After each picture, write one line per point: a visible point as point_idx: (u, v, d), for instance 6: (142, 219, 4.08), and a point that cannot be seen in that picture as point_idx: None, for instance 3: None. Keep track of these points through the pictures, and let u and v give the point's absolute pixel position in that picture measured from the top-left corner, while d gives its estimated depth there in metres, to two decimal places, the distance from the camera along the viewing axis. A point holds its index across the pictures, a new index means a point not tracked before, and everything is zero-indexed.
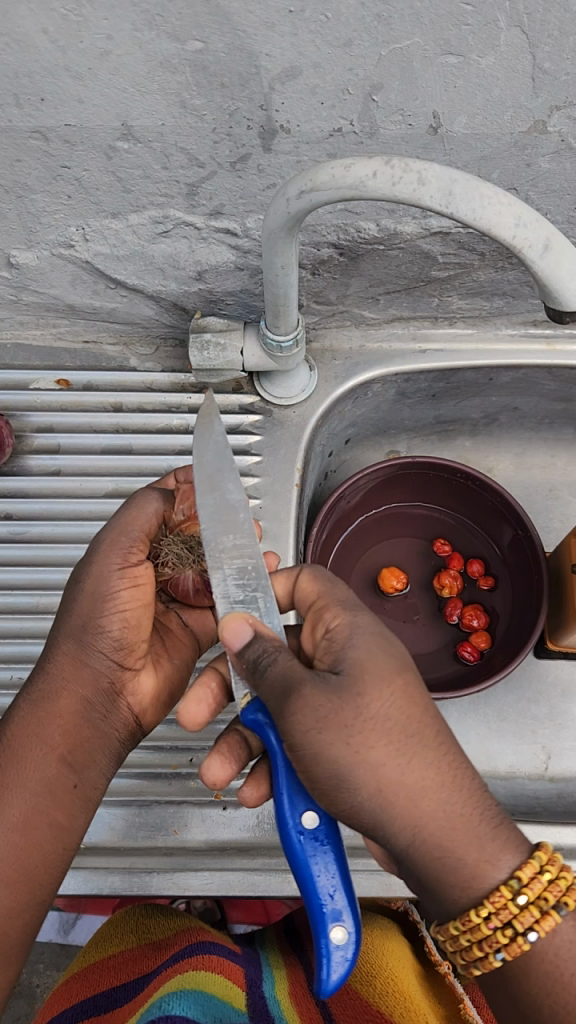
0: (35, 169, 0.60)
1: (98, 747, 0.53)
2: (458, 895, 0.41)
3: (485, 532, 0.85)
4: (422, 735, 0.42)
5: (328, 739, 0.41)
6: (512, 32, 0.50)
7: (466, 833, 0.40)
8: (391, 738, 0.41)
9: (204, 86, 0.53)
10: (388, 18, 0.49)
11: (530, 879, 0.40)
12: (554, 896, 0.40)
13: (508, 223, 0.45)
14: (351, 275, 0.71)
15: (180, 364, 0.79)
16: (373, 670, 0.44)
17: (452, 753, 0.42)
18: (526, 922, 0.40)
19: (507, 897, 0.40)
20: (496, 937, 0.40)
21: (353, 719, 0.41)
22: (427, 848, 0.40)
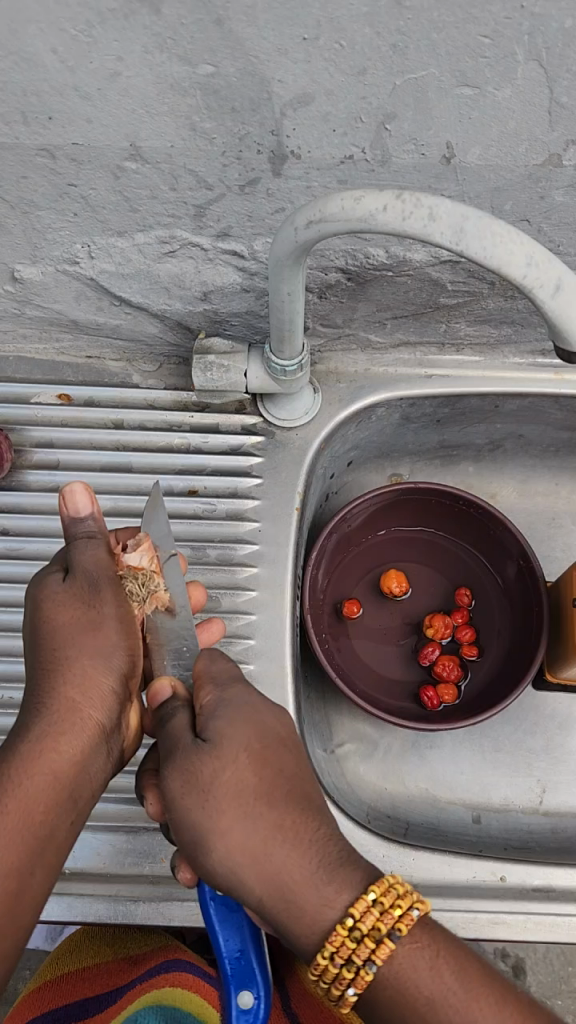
0: (41, 187, 0.59)
1: (94, 780, 0.48)
2: (309, 942, 0.43)
3: (491, 566, 0.83)
4: (264, 796, 0.46)
5: (189, 802, 0.47)
6: (530, 67, 0.49)
7: (304, 877, 0.43)
8: (235, 798, 0.46)
9: (214, 109, 0.52)
10: (404, 50, 0.48)
11: (360, 913, 0.41)
12: (386, 923, 0.41)
13: (520, 261, 0.44)
14: (358, 300, 0.70)
15: (183, 383, 0.79)
16: (228, 736, 0.48)
17: (296, 811, 0.46)
18: (361, 955, 0.41)
19: (341, 933, 0.41)
20: (342, 972, 0.42)
21: (209, 780, 0.47)
22: (272, 899, 0.44)
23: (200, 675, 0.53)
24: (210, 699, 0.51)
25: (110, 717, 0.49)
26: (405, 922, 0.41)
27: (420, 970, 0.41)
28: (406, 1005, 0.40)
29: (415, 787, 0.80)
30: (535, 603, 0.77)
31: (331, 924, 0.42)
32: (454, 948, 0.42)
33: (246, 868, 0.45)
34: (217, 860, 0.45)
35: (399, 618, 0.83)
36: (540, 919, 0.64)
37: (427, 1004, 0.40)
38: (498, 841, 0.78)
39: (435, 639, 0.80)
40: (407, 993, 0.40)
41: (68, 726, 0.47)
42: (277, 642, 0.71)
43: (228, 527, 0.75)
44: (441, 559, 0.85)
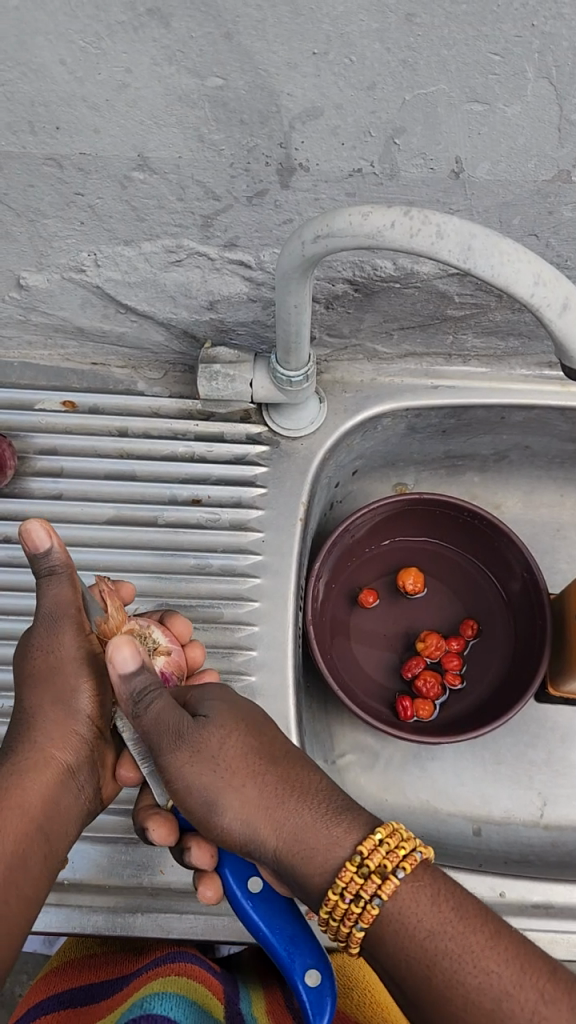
0: (48, 196, 0.58)
1: (66, 824, 0.52)
2: (319, 881, 0.46)
3: (497, 581, 0.83)
4: (263, 765, 0.50)
5: (198, 772, 0.49)
6: (541, 83, 0.49)
7: (315, 822, 0.48)
8: (238, 763, 0.50)
9: (223, 121, 0.52)
10: (414, 64, 0.48)
11: (369, 850, 0.45)
12: (391, 861, 0.45)
13: (527, 280, 0.44)
14: (364, 311, 0.70)
15: (188, 390, 0.78)
16: (222, 717, 0.52)
17: (293, 770, 0.51)
18: (368, 889, 0.45)
19: (350, 869, 0.45)
20: (351, 907, 0.45)
21: (215, 748, 0.50)
22: (288, 848, 0.47)
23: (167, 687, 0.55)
24: (195, 694, 0.56)
25: (76, 755, 0.53)
26: (409, 862, 0.45)
27: (419, 908, 0.44)
28: (408, 935, 0.44)
29: (416, 798, 0.80)
30: (539, 631, 0.77)
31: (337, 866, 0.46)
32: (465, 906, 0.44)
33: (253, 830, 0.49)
34: (230, 818, 0.49)
35: (399, 624, 0.83)
36: (539, 936, 0.63)
37: (429, 935, 0.43)
38: (499, 854, 0.78)
39: (424, 653, 0.80)
40: (403, 932, 0.44)
41: (32, 770, 0.50)
42: (279, 652, 0.71)
43: (231, 536, 0.74)
44: (447, 568, 0.85)
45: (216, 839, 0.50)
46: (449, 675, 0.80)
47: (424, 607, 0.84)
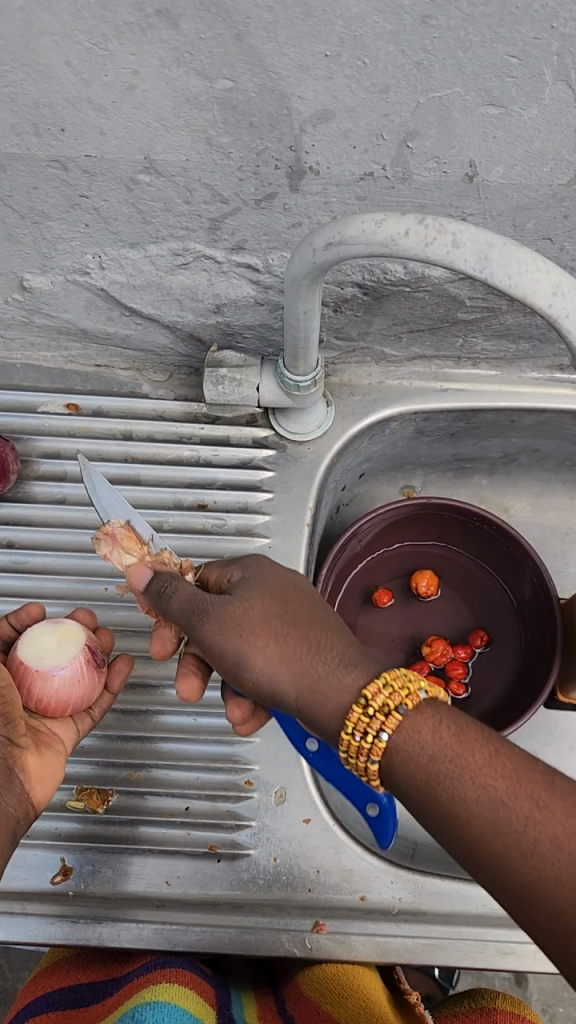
0: (52, 198, 0.57)
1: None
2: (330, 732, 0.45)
3: (507, 589, 0.82)
4: (285, 616, 0.49)
5: (215, 634, 0.49)
6: (558, 86, 0.47)
7: (327, 672, 0.46)
8: (267, 619, 0.48)
9: (232, 124, 0.51)
10: (429, 67, 0.47)
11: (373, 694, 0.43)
12: (397, 698, 0.43)
13: (545, 291, 0.43)
14: (373, 314, 0.69)
15: (193, 393, 0.77)
16: (245, 604, 0.49)
17: (316, 627, 0.48)
18: (373, 726, 0.42)
19: (356, 710, 0.43)
20: (358, 718, 0.43)
21: (243, 613, 0.49)
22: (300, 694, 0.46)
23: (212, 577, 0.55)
24: (239, 575, 0.54)
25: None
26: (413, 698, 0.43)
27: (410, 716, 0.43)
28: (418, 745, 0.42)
29: None
30: (547, 643, 0.76)
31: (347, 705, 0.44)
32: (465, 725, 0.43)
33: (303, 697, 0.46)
34: (260, 669, 0.47)
35: (407, 627, 0.82)
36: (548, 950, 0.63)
37: (432, 761, 0.41)
38: None
39: (429, 659, 0.79)
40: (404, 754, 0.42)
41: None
42: None
43: (238, 543, 0.73)
44: (458, 574, 0.84)
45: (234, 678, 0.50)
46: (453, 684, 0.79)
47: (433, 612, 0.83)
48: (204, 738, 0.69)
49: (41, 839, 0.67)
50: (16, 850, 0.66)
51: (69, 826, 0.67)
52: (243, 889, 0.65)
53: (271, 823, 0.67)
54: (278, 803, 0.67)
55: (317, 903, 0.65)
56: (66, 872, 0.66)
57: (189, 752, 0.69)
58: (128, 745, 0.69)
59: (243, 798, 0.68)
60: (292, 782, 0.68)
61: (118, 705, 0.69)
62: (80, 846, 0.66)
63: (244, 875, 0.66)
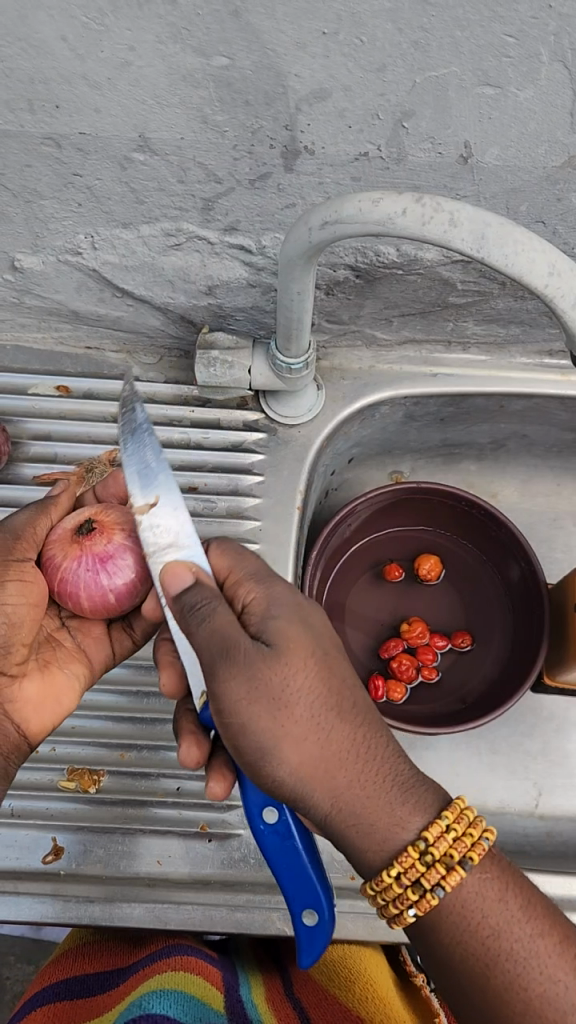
0: (45, 176, 0.57)
1: None
2: (360, 834, 0.43)
3: (496, 575, 0.83)
4: (340, 707, 0.43)
5: (255, 709, 0.42)
6: (554, 68, 0.48)
7: (377, 792, 0.43)
8: (314, 719, 0.42)
9: (227, 102, 0.50)
10: (426, 47, 0.47)
11: (435, 838, 0.42)
12: (459, 851, 0.42)
13: (540, 271, 0.43)
14: (366, 297, 0.69)
15: (184, 377, 0.77)
16: (318, 739, 0.42)
17: (365, 724, 0.44)
18: (430, 878, 0.41)
19: (411, 854, 0.41)
20: (406, 893, 0.42)
21: (291, 702, 0.42)
22: (339, 813, 0.42)
23: (222, 564, 0.49)
24: (255, 599, 0.47)
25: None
26: (476, 850, 0.42)
27: (489, 898, 0.42)
28: (471, 932, 0.42)
29: None
30: (534, 626, 0.76)
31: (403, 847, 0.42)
32: (508, 874, 0.44)
33: (322, 777, 0.42)
34: (267, 740, 0.42)
35: (393, 607, 0.83)
36: None
37: (494, 934, 0.42)
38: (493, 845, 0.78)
39: (404, 637, 0.80)
40: (474, 915, 0.42)
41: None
42: None
43: (228, 525, 0.73)
44: (448, 559, 0.84)
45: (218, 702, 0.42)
46: (424, 668, 0.79)
47: (419, 594, 0.83)
48: None
49: (32, 820, 0.66)
50: (8, 830, 0.66)
51: (62, 806, 0.67)
52: (234, 868, 0.65)
53: None
54: None
55: None
56: (58, 852, 0.66)
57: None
58: (120, 726, 0.69)
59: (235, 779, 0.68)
60: None
61: (112, 686, 0.69)
62: (72, 827, 0.66)
63: (235, 855, 0.66)
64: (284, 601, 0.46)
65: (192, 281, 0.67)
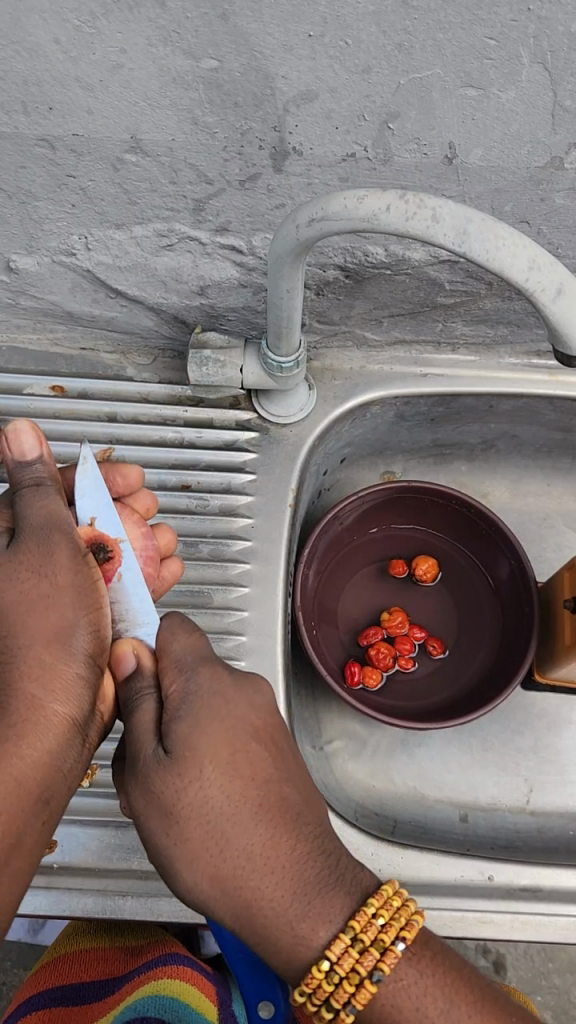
0: (40, 177, 0.58)
1: (66, 777, 0.46)
2: (274, 950, 0.45)
3: (487, 577, 0.83)
4: (242, 811, 0.46)
5: (155, 823, 0.47)
6: (535, 69, 0.49)
7: (280, 903, 0.45)
8: (209, 829, 0.46)
9: (217, 103, 0.52)
10: (409, 48, 0.48)
11: (338, 957, 0.43)
12: (365, 964, 0.43)
13: (522, 266, 0.44)
14: (355, 297, 0.70)
15: (178, 376, 0.78)
16: (212, 850, 0.45)
17: (276, 832, 0.46)
18: (339, 996, 0.44)
19: (316, 975, 0.44)
20: (320, 1008, 0.45)
21: (179, 812, 0.46)
22: (247, 925, 0.45)
23: (162, 646, 0.51)
24: (177, 693, 0.49)
25: (82, 709, 0.46)
26: (386, 960, 0.44)
27: (405, 1007, 0.44)
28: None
29: (403, 784, 0.81)
30: (523, 626, 0.77)
31: (307, 960, 0.44)
32: (428, 967, 0.45)
33: (220, 895, 0.45)
34: (176, 869, 0.46)
35: (379, 601, 0.84)
36: (526, 919, 0.65)
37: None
38: (485, 841, 0.78)
39: (384, 625, 0.81)
40: None
41: (33, 730, 0.43)
42: (268, 635, 0.71)
43: (221, 522, 0.74)
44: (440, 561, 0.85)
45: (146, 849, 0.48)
46: (401, 657, 0.80)
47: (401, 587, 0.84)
48: None
49: None
50: None
51: None
52: None
53: None
54: None
55: None
56: (51, 846, 0.65)
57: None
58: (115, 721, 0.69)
59: None
60: None
61: None
62: (66, 820, 0.66)
63: None
64: (205, 700, 0.49)
65: (185, 282, 0.68)
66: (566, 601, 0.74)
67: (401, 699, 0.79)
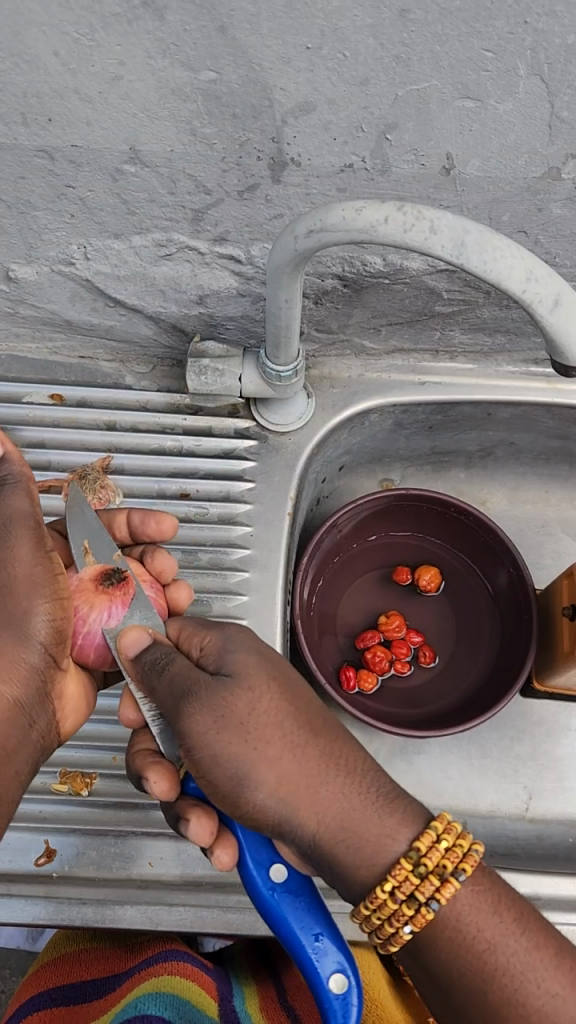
0: (39, 188, 0.58)
1: (14, 755, 0.47)
2: (356, 862, 0.46)
3: (486, 585, 0.83)
4: (310, 726, 0.48)
5: (226, 739, 0.46)
6: (531, 81, 0.49)
7: (363, 806, 0.46)
8: (283, 735, 0.47)
9: (215, 114, 0.52)
10: (407, 61, 0.48)
11: (426, 849, 0.45)
12: (450, 863, 0.45)
13: (519, 277, 0.45)
14: (354, 306, 0.70)
15: (176, 384, 0.78)
16: (286, 755, 0.46)
17: (337, 747, 0.48)
18: (425, 891, 0.44)
19: (406, 868, 0.44)
20: (402, 909, 0.45)
21: (250, 718, 0.46)
22: (332, 832, 0.46)
23: (179, 629, 0.52)
24: (212, 642, 0.50)
25: (24, 694, 0.48)
26: (469, 863, 0.45)
27: (484, 912, 0.45)
28: (469, 943, 0.45)
29: (403, 791, 0.81)
30: (522, 635, 0.77)
31: (392, 859, 0.45)
32: (499, 889, 0.47)
33: (302, 802, 0.46)
34: (254, 783, 0.46)
35: (377, 607, 0.84)
36: None
37: (489, 949, 0.44)
38: (484, 847, 0.78)
39: (382, 629, 0.80)
40: (470, 929, 0.45)
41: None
42: (267, 643, 0.71)
43: (220, 531, 0.74)
44: (440, 568, 0.85)
45: (207, 778, 0.47)
46: (397, 661, 0.80)
47: (398, 589, 0.84)
48: None
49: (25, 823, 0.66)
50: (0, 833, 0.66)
51: (54, 809, 0.67)
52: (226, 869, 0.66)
53: None
54: None
55: None
56: (50, 853, 0.65)
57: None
58: (113, 729, 0.69)
59: None
60: None
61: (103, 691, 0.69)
62: (64, 829, 0.66)
63: None
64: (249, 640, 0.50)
65: (184, 291, 0.68)
66: (565, 608, 0.74)
67: (397, 706, 0.79)
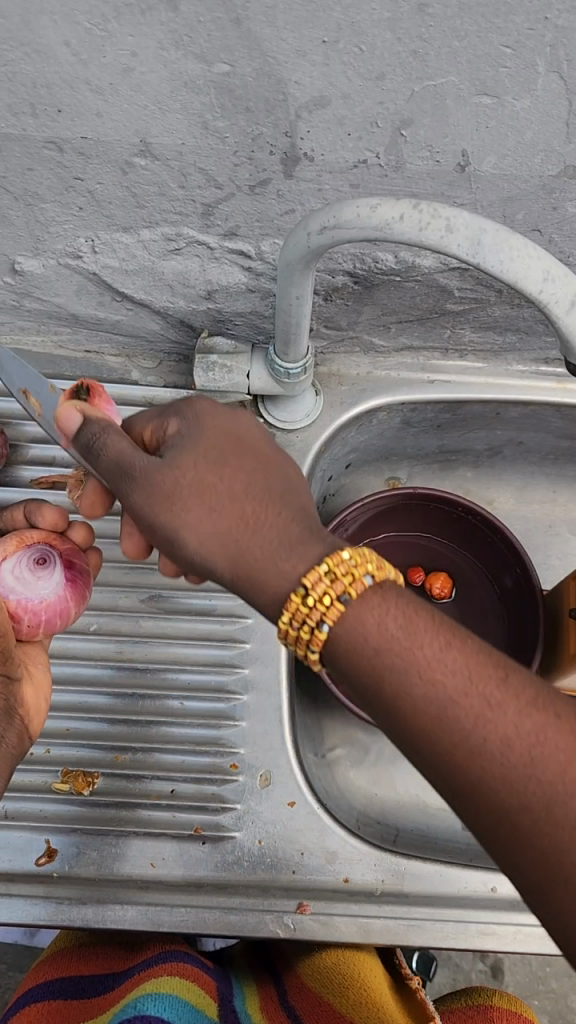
0: (47, 180, 0.57)
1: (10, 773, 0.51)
2: (266, 596, 0.41)
3: (494, 586, 0.83)
4: (233, 461, 0.43)
5: (166, 518, 0.42)
6: (551, 78, 0.48)
7: (266, 545, 0.41)
8: (205, 485, 0.42)
9: (228, 108, 0.51)
10: (424, 56, 0.47)
11: (332, 574, 0.39)
12: (336, 588, 0.39)
13: (536, 277, 0.44)
14: (364, 304, 0.69)
15: (183, 380, 0.78)
16: (202, 511, 0.42)
17: (254, 494, 0.42)
18: (313, 615, 0.39)
19: (297, 599, 0.40)
20: (312, 615, 0.39)
21: (177, 481, 0.42)
22: (247, 579, 0.41)
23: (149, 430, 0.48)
24: (174, 428, 0.46)
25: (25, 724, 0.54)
26: (365, 567, 0.39)
27: (395, 633, 0.38)
28: (364, 659, 0.38)
29: (406, 791, 0.81)
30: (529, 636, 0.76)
31: (287, 588, 0.40)
32: (421, 613, 0.39)
33: (221, 556, 0.41)
34: (183, 534, 0.42)
35: None
36: (528, 931, 0.64)
37: (384, 668, 0.38)
38: None
39: None
40: (381, 661, 0.38)
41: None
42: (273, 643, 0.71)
43: None
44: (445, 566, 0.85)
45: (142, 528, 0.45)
46: None
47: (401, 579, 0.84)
48: (188, 721, 0.69)
49: (27, 822, 0.66)
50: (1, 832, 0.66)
51: (56, 808, 0.66)
52: (227, 871, 0.65)
53: (257, 807, 0.67)
54: (263, 787, 0.67)
55: (301, 884, 0.65)
56: (51, 853, 0.65)
57: (146, 707, 0.69)
58: (114, 728, 0.68)
59: (229, 781, 0.67)
60: (277, 766, 0.68)
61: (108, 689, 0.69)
62: (66, 828, 0.66)
63: (229, 857, 0.65)
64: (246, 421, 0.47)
65: (192, 286, 0.67)
66: (572, 611, 0.73)
67: None
